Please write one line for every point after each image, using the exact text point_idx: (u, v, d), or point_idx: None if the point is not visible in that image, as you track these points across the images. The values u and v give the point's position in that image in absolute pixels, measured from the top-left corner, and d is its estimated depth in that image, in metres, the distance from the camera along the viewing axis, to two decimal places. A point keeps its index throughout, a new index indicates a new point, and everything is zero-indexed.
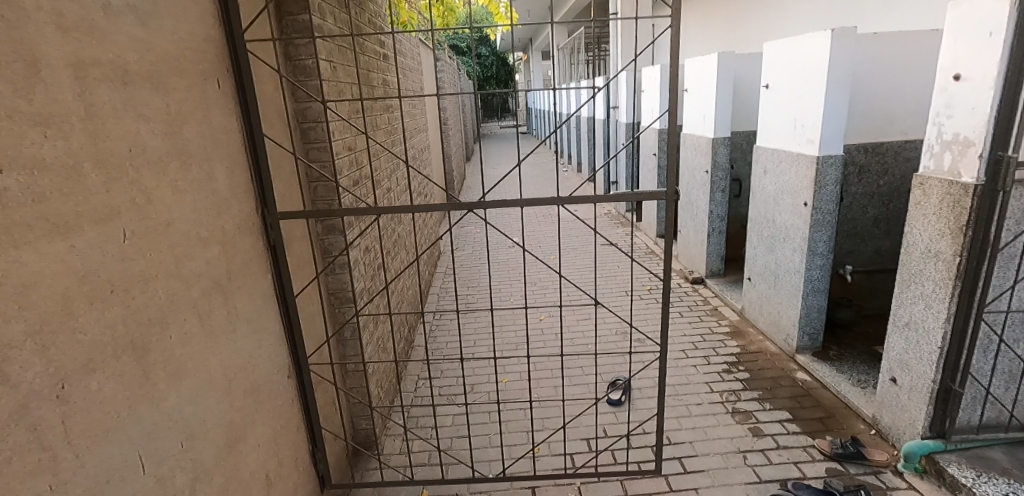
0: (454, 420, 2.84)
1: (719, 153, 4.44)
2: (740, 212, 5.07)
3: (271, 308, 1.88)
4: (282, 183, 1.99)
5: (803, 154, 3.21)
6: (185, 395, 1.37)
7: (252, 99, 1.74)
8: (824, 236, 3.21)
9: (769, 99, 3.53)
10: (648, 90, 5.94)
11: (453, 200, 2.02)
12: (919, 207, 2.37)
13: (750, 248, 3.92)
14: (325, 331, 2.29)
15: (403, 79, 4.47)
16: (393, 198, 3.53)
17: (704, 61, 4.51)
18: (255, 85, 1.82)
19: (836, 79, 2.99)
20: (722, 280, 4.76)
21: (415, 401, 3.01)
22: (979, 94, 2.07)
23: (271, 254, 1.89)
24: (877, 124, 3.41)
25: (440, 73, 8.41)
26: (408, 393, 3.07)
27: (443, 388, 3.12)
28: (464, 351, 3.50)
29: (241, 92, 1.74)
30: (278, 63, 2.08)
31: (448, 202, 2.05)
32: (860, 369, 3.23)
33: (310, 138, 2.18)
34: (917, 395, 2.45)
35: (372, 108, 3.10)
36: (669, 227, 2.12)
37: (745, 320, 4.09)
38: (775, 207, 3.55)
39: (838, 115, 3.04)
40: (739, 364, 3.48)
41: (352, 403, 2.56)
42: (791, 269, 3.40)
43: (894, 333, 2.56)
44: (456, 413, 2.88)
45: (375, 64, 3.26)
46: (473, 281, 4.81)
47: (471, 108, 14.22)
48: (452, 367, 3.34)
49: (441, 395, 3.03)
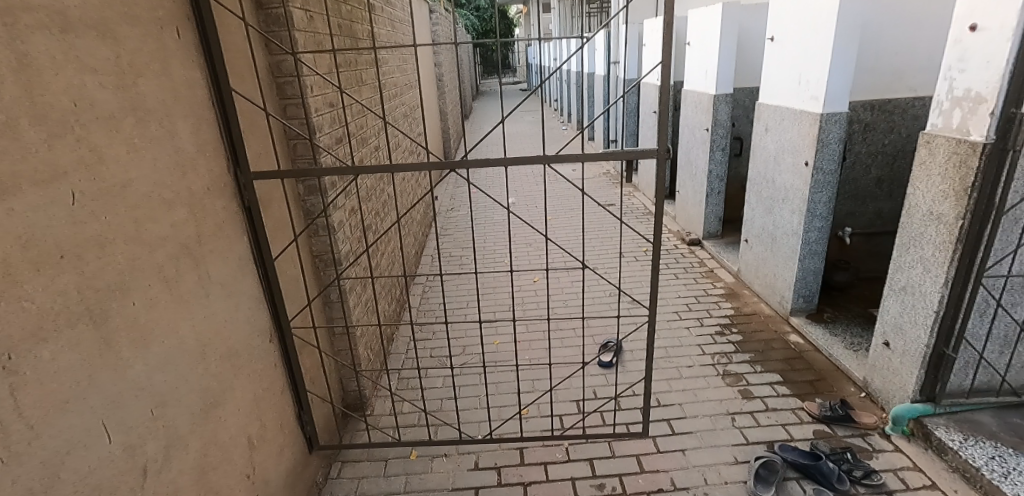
0: (443, 382, 2.84)
1: (720, 110, 4.30)
2: (740, 173, 4.97)
3: (248, 271, 1.83)
4: (256, 140, 1.90)
5: (806, 112, 3.09)
6: (154, 363, 1.33)
7: (216, 48, 1.63)
8: (824, 197, 3.13)
9: (773, 53, 3.38)
10: (650, 43, 5.72)
11: (434, 158, 1.91)
12: (923, 167, 2.28)
13: (748, 209, 3.84)
14: (309, 295, 2.25)
15: (392, 33, 4.29)
16: (380, 157, 3.43)
17: (708, 12, 4.30)
18: (221, 35, 1.71)
19: (844, 31, 2.84)
20: (719, 241, 4.70)
21: (404, 363, 3.01)
22: (994, 47, 1.95)
23: (246, 216, 1.82)
24: (885, 80, 3.27)
25: (435, 26, 8.11)
26: (399, 355, 3.07)
27: (434, 350, 3.11)
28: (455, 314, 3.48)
29: (205, 43, 1.63)
30: (247, 10, 1.98)
31: (429, 161, 1.93)
32: (854, 332, 3.21)
33: (286, 93, 2.12)
34: (909, 359, 2.42)
35: (356, 61, 2.97)
36: (661, 188, 2.03)
37: (740, 282, 4.05)
38: (775, 167, 3.46)
39: (843, 71, 2.91)
40: (732, 326, 3.46)
41: (340, 366, 2.55)
42: (789, 230, 3.33)
43: (890, 296, 2.52)
44: (445, 375, 2.88)
45: (356, 14, 3.10)
46: (466, 243, 4.76)
47: (468, 64, 13.86)
48: (442, 329, 3.32)
49: (431, 357, 3.03)
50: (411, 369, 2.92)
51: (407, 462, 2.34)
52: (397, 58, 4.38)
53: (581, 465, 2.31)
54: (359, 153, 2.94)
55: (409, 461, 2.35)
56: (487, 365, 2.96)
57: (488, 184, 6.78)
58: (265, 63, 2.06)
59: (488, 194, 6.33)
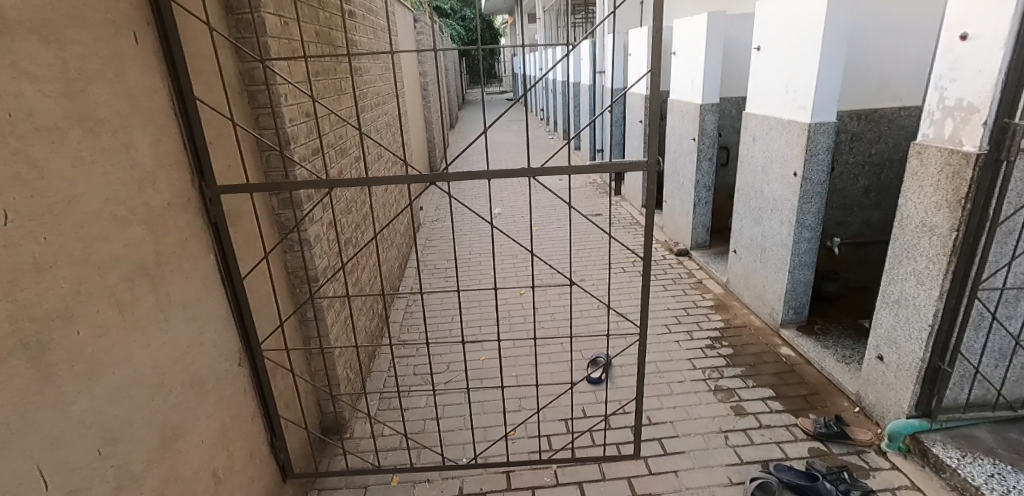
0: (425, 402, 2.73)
1: (707, 120, 4.27)
2: (727, 182, 4.94)
3: (214, 291, 1.71)
4: (224, 152, 1.80)
5: (794, 121, 3.05)
6: (104, 396, 1.21)
7: (178, 53, 1.53)
8: (813, 208, 3.08)
9: (760, 63, 3.36)
10: (636, 53, 5.70)
11: (413, 171, 1.80)
12: (916, 177, 2.23)
13: (737, 219, 3.79)
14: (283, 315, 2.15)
15: (374, 41, 4.21)
16: (359, 168, 3.34)
17: (694, 22, 4.27)
18: (185, 41, 1.61)
19: (832, 40, 2.81)
20: (708, 252, 4.65)
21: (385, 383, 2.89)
22: (986, 56, 1.92)
23: (212, 232, 1.71)
24: (871, 90, 3.26)
25: (420, 35, 8.07)
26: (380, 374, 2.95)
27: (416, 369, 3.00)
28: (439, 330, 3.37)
29: (167, 49, 1.52)
30: (215, 15, 1.91)
31: (407, 174, 1.83)
32: (846, 344, 3.16)
33: (259, 102, 2.05)
34: (903, 374, 2.37)
35: (333, 71, 2.87)
36: (652, 201, 1.95)
37: (729, 293, 3.99)
38: (763, 177, 3.41)
39: (832, 80, 2.88)
40: (722, 339, 3.40)
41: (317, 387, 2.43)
42: (779, 241, 3.28)
43: (883, 308, 2.47)
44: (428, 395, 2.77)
45: (333, 21, 3.00)
46: (451, 256, 4.67)
47: (453, 75, 13.85)
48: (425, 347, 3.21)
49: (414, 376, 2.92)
50: (392, 389, 2.80)
51: (388, 489, 2.22)
52: (380, 66, 4.30)
53: (571, 489, 2.21)
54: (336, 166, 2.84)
55: (390, 487, 2.23)
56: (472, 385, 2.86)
57: (473, 195, 6.70)
58: (235, 70, 1.98)
59: (474, 205, 6.24)
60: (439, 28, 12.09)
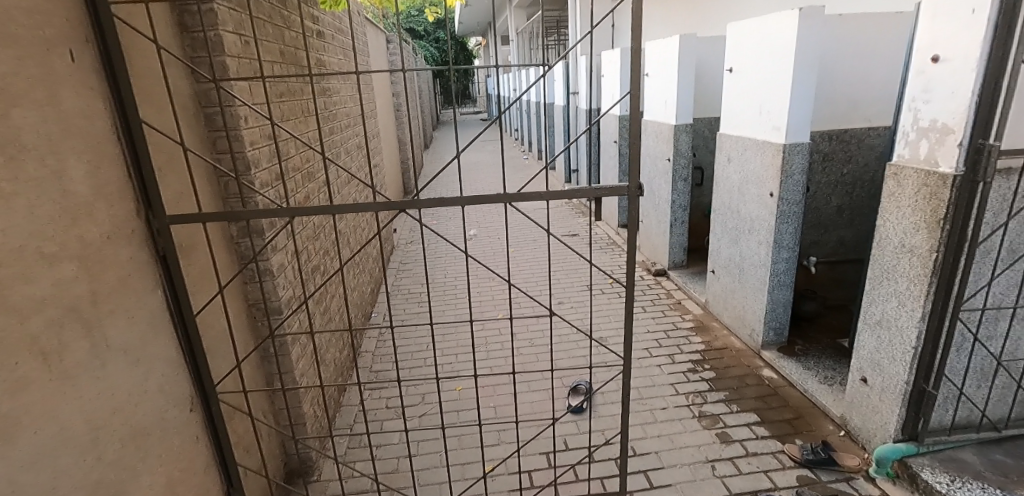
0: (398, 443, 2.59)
1: (681, 140, 4.28)
2: (702, 202, 4.94)
3: (161, 331, 1.57)
4: (174, 180, 1.67)
5: (769, 142, 3.05)
6: (23, 460, 1.06)
7: (122, 75, 1.41)
8: (791, 228, 3.07)
9: (733, 84, 3.37)
10: (608, 74, 5.74)
11: (381, 198, 1.70)
12: (893, 198, 2.21)
13: (714, 240, 3.77)
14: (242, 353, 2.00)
15: (344, 61, 4.12)
16: (327, 192, 3.21)
17: (666, 44, 4.30)
18: (128, 61, 1.49)
19: (804, 62, 2.82)
20: (685, 271, 4.62)
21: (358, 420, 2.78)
22: (959, 78, 1.92)
23: (161, 266, 1.58)
24: (841, 111, 3.29)
25: (393, 56, 8.03)
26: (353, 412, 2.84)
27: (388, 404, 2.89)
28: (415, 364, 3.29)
29: (108, 70, 1.40)
30: (168, 31, 1.82)
31: (375, 201, 1.72)
32: (827, 364, 3.12)
33: (216, 125, 1.96)
34: (888, 397, 2.33)
35: (297, 93, 2.77)
36: (632, 225, 1.88)
37: (709, 314, 3.95)
38: (740, 197, 3.40)
39: (805, 101, 2.89)
40: (704, 362, 3.34)
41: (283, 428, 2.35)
42: (757, 262, 3.26)
43: (865, 330, 2.43)
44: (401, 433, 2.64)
45: (298, 41, 2.90)
46: (426, 283, 4.57)
47: (427, 96, 13.83)
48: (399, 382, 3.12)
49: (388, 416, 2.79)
50: (363, 425, 2.65)
51: None
52: (350, 87, 4.20)
53: None
54: (300, 190, 2.71)
55: None
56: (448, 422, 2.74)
57: (448, 216, 6.61)
58: (189, 91, 1.88)
59: (449, 227, 6.15)
60: (413, 50, 12.09)
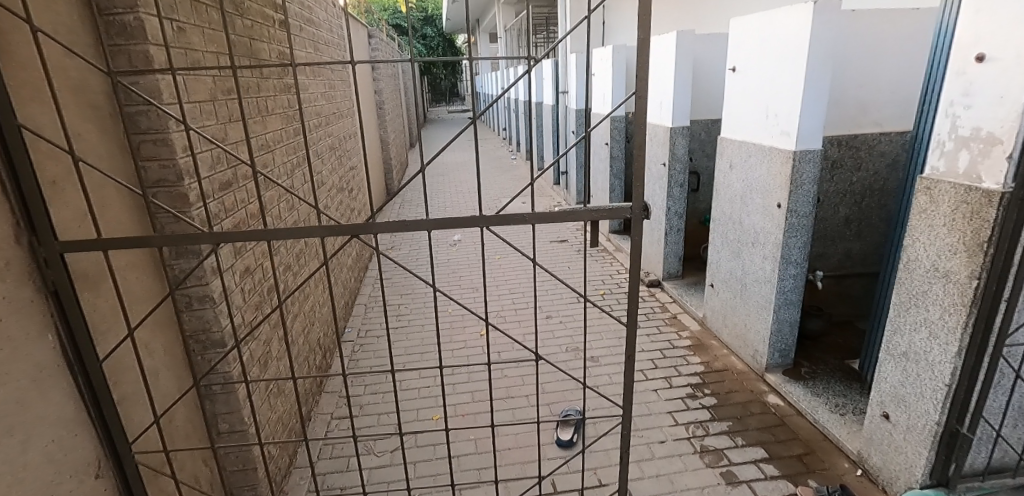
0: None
1: (678, 144, 4.01)
2: (697, 208, 4.67)
3: (46, 382, 1.36)
4: (61, 204, 1.48)
5: (776, 149, 2.79)
6: None
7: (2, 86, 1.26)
8: (799, 242, 2.82)
9: (736, 84, 3.12)
10: (600, 73, 5.46)
11: (329, 221, 1.40)
12: (923, 215, 1.96)
13: (714, 251, 3.51)
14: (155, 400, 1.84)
15: (314, 55, 3.82)
16: (286, 200, 2.90)
17: (662, 41, 4.04)
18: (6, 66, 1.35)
19: (817, 61, 2.55)
20: (681, 282, 4.36)
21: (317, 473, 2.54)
22: (1007, 80, 1.66)
23: (53, 302, 1.38)
24: (851, 113, 3.03)
25: (374, 51, 7.81)
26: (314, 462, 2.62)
27: (351, 451, 2.68)
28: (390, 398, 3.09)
29: None
30: (80, 14, 1.63)
31: (321, 224, 1.43)
32: (837, 390, 2.86)
33: (142, 126, 1.75)
34: (915, 437, 2.07)
35: (247, 92, 2.47)
36: (633, 252, 1.62)
37: (706, 330, 3.69)
38: (742, 207, 3.15)
39: (817, 102, 2.62)
40: (704, 386, 3.07)
41: (235, 473, 2.20)
42: (761, 278, 3.00)
43: (888, 360, 2.17)
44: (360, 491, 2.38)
45: (251, 30, 2.59)
46: (405, 300, 4.35)
47: (413, 94, 13.55)
48: (369, 419, 2.91)
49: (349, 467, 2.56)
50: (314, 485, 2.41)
51: None
52: (322, 83, 3.90)
53: None
54: (252, 201, 2.40)
55: None
56: (414, 473, 2.51)
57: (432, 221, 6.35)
58: (103, 88, 1.67)
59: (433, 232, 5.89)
60: (397, 46, 11.82)
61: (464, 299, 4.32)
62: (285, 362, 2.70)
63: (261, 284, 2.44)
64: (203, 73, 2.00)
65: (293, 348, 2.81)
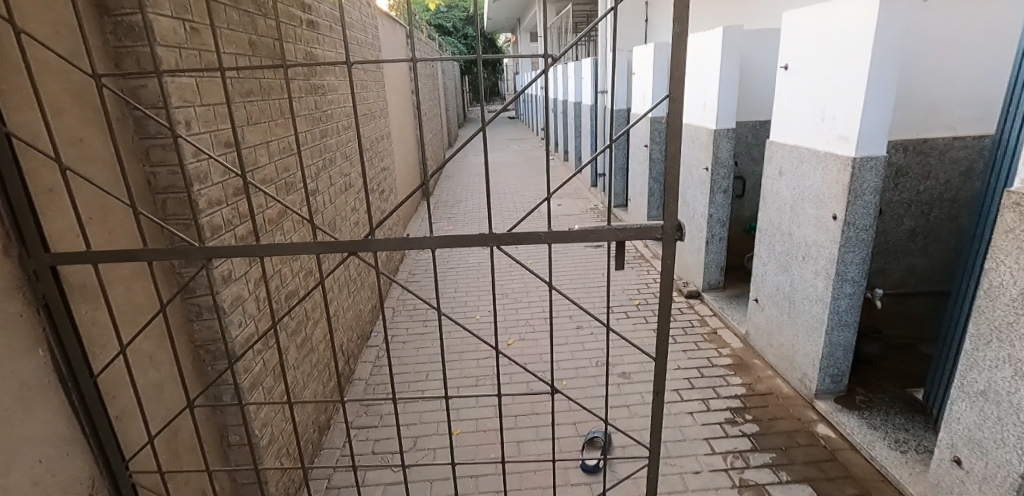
0: None
1: (722, 147, 3.76)
2: (742, 215, 4.40)
3: (32, 401, 1.31)
4: (54, 214, 1.44)
5: (832, 154, 2.53)
6: None
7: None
8: (857, 258, 2.55)
9: (788, 84, 2.87)
10: (641, 72, 5.23)
11: (327, 238, 1.30)
12: (1011, 236, 1.70)
13: (760, 264, 3.26)
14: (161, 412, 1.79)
15: (345, 56, 3.77)
16: (309, 204, 2.84)
17: (707, 37, 3.79)
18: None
19: (884, 56, 2.28)
20: (722, 294, 4.11)
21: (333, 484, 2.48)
22: None
23: (45, 318, 1.34)
24: (919, 116, 2.73)
25: (412, 52, 7.80)
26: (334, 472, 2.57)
27: (369, 465, 2.61)
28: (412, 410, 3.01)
29: None
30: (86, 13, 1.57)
31: (319, 239, 1.33)
32: (897, 423, 2.57)
33: (149, 131, 1.69)
34: (992, 489, 1.81)
35: (269, 94, 2.41)
36: (665, 274, 1.45)
37: (749, 348, 3.44)
38: (792, 217, 2.89)
39: (882, 103, 2.35)
40: (745, 411, 2.84)
41: (246, 486, 2.13)
42: (812, 295, 2.74)
43: (960, 398, 1.91)
44: None
45: (276, 30, 2.53)
46: (432, 304, 4.27)
47: (452, 94, 13.59)
48: (391, 431, 2.85)
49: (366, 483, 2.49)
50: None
51: None
52: (352, 84, 3.85)
53: None
54: (270, 206, 2.34)
55: None
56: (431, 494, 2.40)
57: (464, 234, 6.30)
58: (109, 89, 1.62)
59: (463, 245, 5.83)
60: (437, 46, 11.84)
61: (493, 306, 4.19)
62: (304, 370, 2.64)
63: (278, 291, 2.38)
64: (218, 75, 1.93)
65: (313, 355, 2.75)
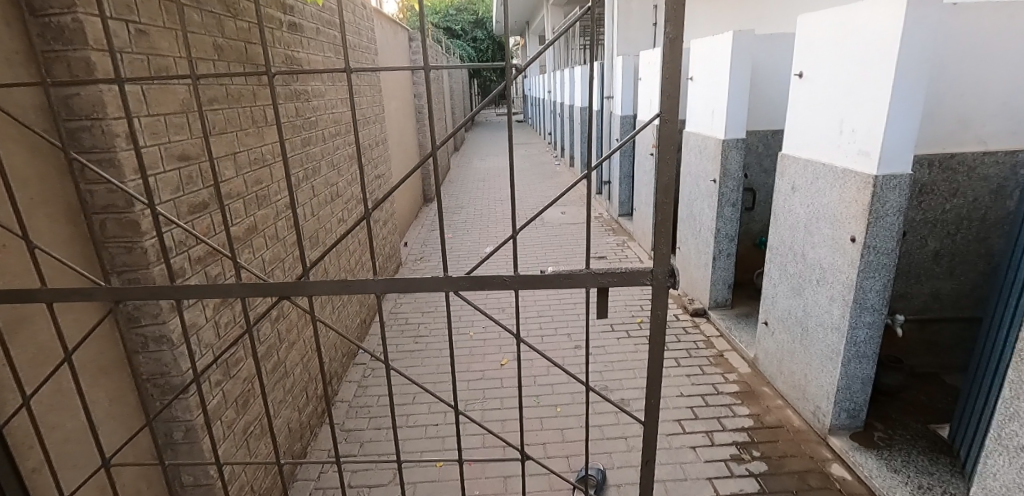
0: None
1: (731, 158, 3.55)
2: (752, 229, 4.17)
3: None
4: None
5: (851, 171, 2.31)
6: None
7: None
8: (878, 284, 2.32)
9: (803, 93, 2.66)
10: (647, 77, 5.02)
11: (247, 283, 1.50)
12: None
13: (771, 284, 3.03)
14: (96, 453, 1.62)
15: (335, 60, 3.60)
16: (286, 218, 2.66)
17: (716, 42, 3.58)
18: None
19: (910, 65, 2.06)
20: (730, 313, 3.88)
21: None
22: None
23: None
24: (947, 129, 2.51)
25: (415, 55, 7.61)
26: None
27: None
28: (394, 437, 2.83)
29: None
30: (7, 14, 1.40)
31: (240, 284, 1.51)
32: (921, 466, 2.34)
33: (84, 144, 1.51)
34: None
35: (240, 101, 2.24)
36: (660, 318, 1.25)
37: (757, 374, 3.21)
38: (806, 237, 2.66)
39: (907, 116, 2.13)
40: (753, 446, 2.62)
41: None
42: (828, 323, 2.51)
43: (996, 451, 1.69)
44: None
45: (248, 34, 2.35)
46: (423, 319, 4.09)
47: (458, 98, 13.43)
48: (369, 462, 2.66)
49: None
50: None
51: None
52: (342, 89, 3.68)
53: None
54: (235, 223, 2.16)
55: None
56: None
57: (464, 248, 6.07)
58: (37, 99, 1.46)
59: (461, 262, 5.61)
60: (443, 49, 11.68)
61: (488, 322, 4.00)
62: (276, 397, 2.46)
63: (244, 314, 2.19)
64: (172, 82, 1.76)
65: (286, 380, 2.56)
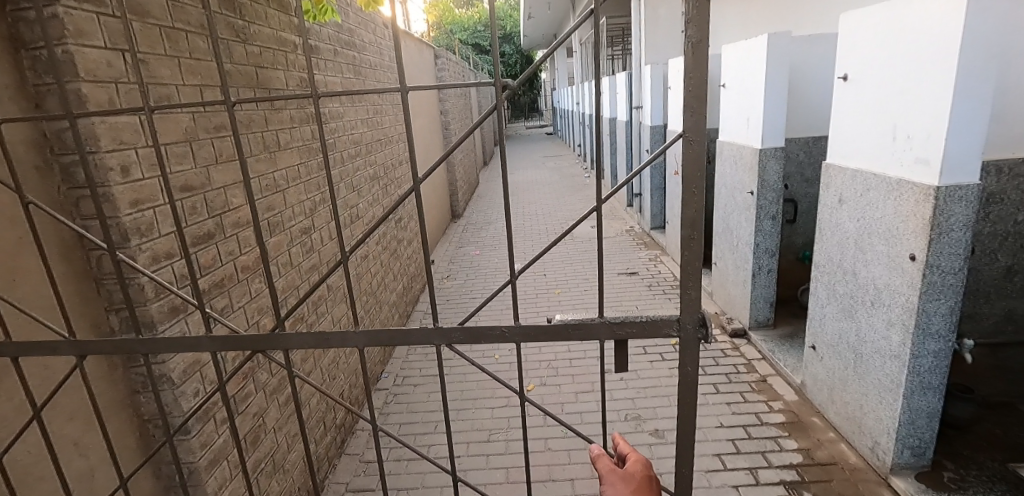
0: None
1: (769, 168, 3.32)
2: (794, 242, 3.91)
3: None
4: None
5: (907, 182, 2.08)
6: None
7: None
8: (944, 307, 2.07)
9: (848, 97, 2.44)
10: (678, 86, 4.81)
11: (216, 334, 1.39)
12: None
13: (818, 305, 2.78)
14: None
15: (354, 80, 3.55)
16: (300, 244, 2.58)
17: (750, 46, 3.37)
18: None
19: (974, 63, 1.84)
20: (772, 333, 3.62)
21: None
22: None
23: None
24: (1016, 131, 2.26)
25: (441, 72, 7.57)
26: None
27: None
28: (415, 469, 2.69)
29: None
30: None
31: (210, 335, 1.41)
32: None
33: (76, 180, 1.46)
34: None
35: (249, 126, 2.18)
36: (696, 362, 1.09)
37: (805, 402, 2.95)
38: (857, 254, 2.42)
39: (972, 119, 1.90)
40: (802, 486, 2.38)
41: None
42: (886, 350, 2.26)
43: None
44: None
45: (258, 57, 2.30)
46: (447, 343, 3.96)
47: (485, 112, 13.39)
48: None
49: None
50: None
51: None
52: (361, 110, 3.62)
53: None
54: (244, 253, 2.09)
55: None
56: None
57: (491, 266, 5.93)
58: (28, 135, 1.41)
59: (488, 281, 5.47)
60: (470, 64, 11.66)
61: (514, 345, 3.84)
62: (290, 430, 2.36)
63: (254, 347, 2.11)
64: (174, 111, 1.70)
65: (301, 411, 2.46)
